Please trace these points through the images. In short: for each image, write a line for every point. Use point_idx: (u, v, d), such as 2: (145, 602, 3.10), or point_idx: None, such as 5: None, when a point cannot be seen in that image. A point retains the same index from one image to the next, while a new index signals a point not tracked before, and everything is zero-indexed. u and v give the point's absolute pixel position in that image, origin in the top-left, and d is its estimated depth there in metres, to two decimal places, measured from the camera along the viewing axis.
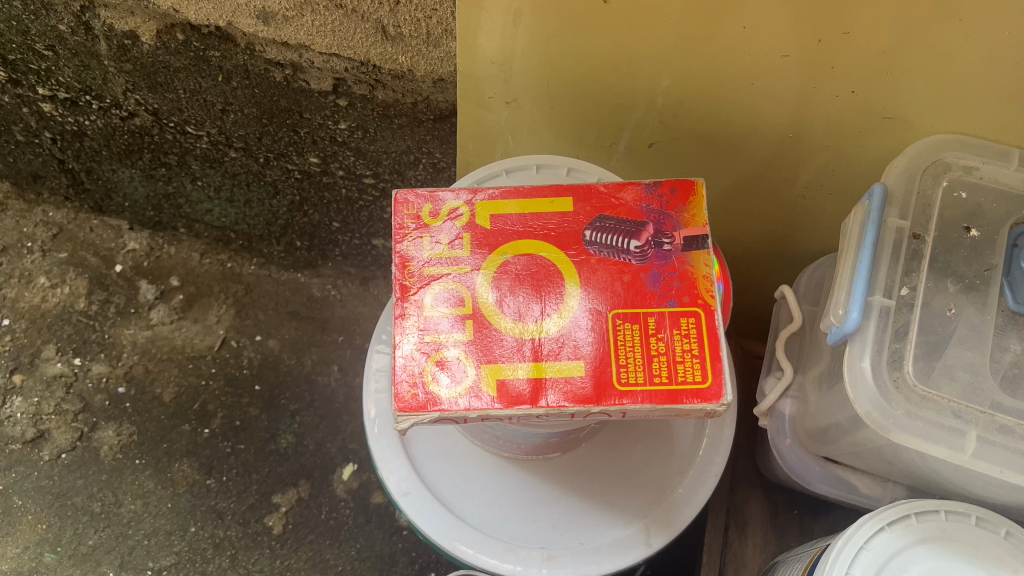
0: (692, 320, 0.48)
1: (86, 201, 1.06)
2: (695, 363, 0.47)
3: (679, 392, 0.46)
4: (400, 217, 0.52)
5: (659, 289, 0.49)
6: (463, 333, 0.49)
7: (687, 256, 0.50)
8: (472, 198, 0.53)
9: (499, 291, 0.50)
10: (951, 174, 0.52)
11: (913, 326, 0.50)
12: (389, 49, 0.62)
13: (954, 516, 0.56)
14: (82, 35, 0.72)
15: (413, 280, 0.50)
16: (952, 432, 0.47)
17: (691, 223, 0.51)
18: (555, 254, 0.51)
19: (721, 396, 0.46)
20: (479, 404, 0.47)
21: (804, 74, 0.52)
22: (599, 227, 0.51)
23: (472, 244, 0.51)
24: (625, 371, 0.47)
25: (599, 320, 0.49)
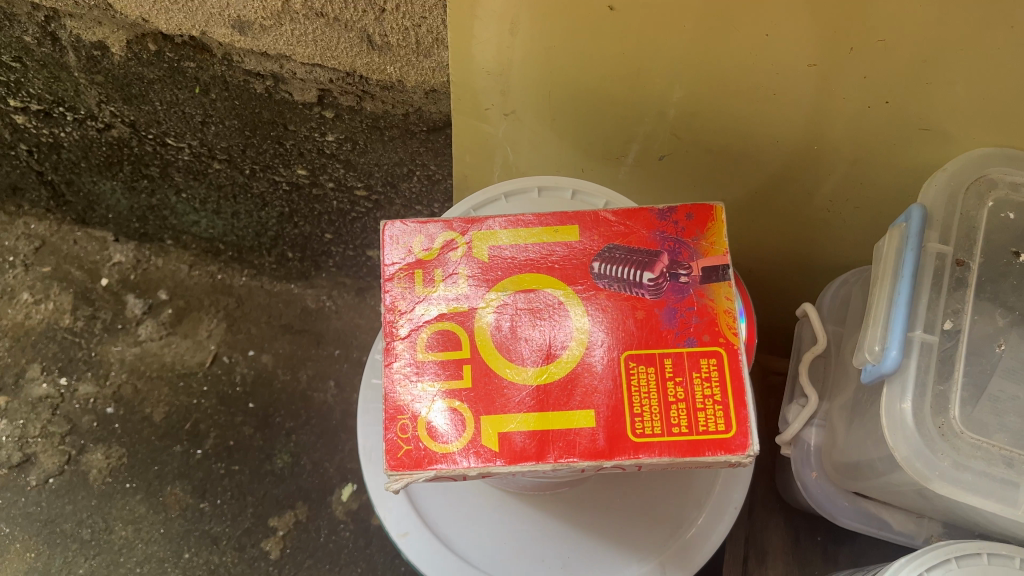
0: (713, 361, 0.44)
1: (68, 212, 1.01)
2: (718, 411, 0.42)
3: (701, 444, 0.42)
4: (389, 251, 0.47)
5: (676, 326, 0.44)
6: (460, 381, 0.44)
7: (706, 291, 0.45)
8: (468, 227, 0.48)
9: (500, 330, 0.45)
10: (997, 192, 0.47)
11: (958, 362, 0.45)
12: (376, 58, 0.57)
13: (997, 560, 0.51)
14: (49, 46, 0.67)
15: (404, 323, 0.46)
16: (1003, 483, 0.43)
17: (710, 251, 0.46)
18: (561, 288, 0.46)
19: (747, 447, 0.42)
20: (479, 460, 0.42)
21: (832, 83, 0.47)
22: (608, 258, 0.47)
23: (468, 280, 0.46)
24: (640, 420, 0.43)
25: (610, 364, 0.44)
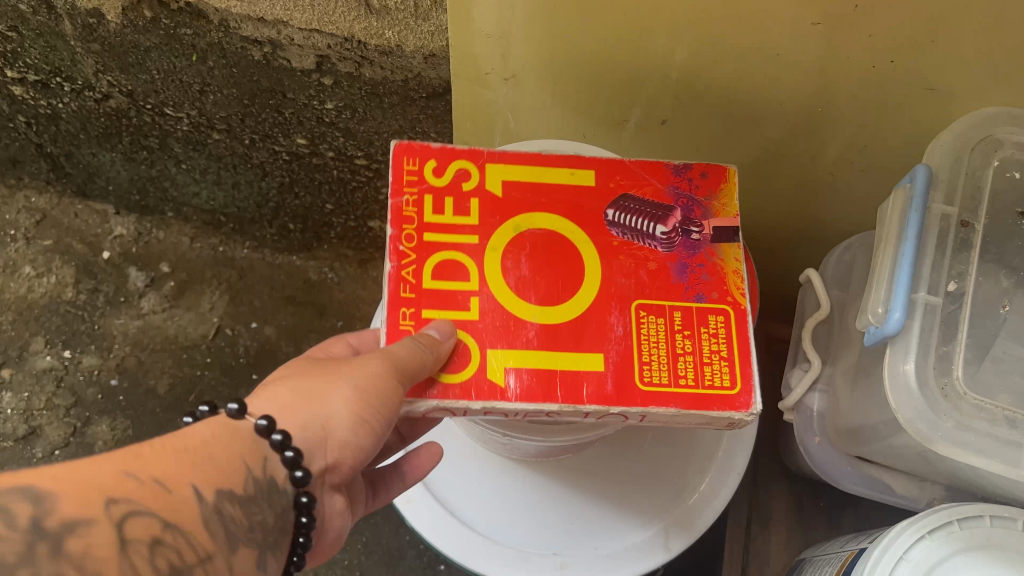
0: (721, 318, 0.44)
1: (69, 185, 1.01)
2: (725, 367, 0.42)
3: (709, 398, 0.42)
4: (400, 170, 0.46)
5: (687, 281, 0.44)
6: (466, 313, 0.43)
7: (717, 249, 0.45)
8: (483, 160, 0.47)
9: (513, 268, 0.44)
10: (1003, 152, 0.46)
11: (962, 323, 0.45)
12: (374, 23, 0.56)
13: (999, 522, 0.52)
14: (44, 14, 0.67)
15: (411, 246, 0.44)
16: (1006, 444, 0.43)
17: (721, 212, 0.46)
18: (574, 232, 0.45)
19: (751, 405, 0.42)
20: (482, 395, 0.41)
21: (836, 44, 0.47)
22: (623, 207, 0.46)
23: (479, 211, 0.45)
24: (648, 369, 0.42)
25: (620, 310, 0.44)
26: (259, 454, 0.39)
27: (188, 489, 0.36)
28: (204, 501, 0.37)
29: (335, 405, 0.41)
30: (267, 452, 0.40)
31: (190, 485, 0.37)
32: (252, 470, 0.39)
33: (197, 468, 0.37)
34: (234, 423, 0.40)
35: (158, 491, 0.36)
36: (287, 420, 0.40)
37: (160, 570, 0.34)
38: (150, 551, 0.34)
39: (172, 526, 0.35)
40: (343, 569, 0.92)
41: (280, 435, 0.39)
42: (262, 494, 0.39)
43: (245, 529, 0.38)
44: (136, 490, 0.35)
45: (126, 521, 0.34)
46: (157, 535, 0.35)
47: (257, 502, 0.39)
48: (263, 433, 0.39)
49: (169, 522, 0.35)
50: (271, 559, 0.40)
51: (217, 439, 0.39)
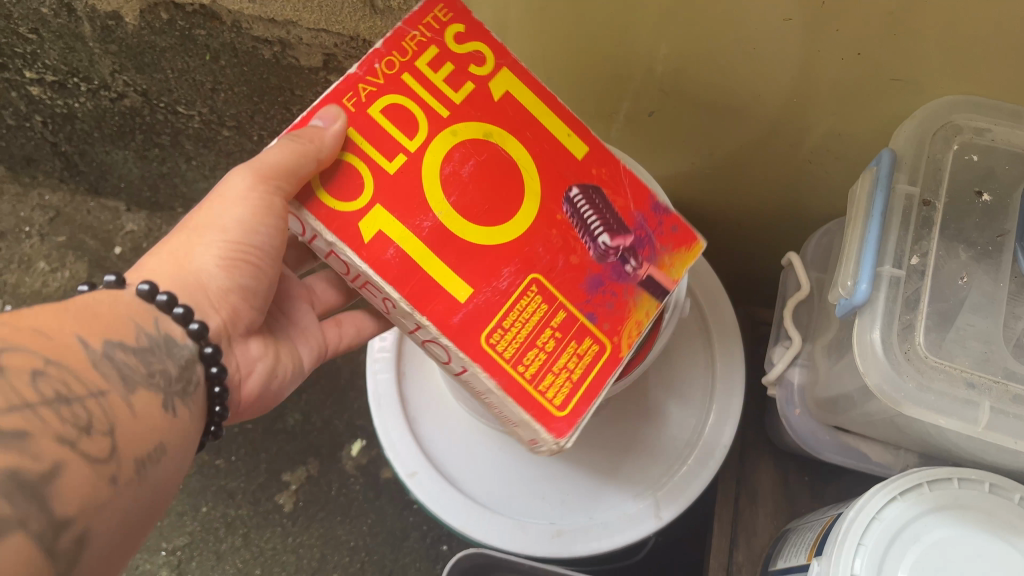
0: (593, 349, 0.46)
1: (82, 182, 1.04)
2: (566, 387, 0.45)
3: (536, 402, 0.44)
4: (431, 10, 0.46)
5: (594, 295, 0.46)
6: (385, 159, 0.44)
7: (638, 296, 0.47)
8: (504, 62, 0.47)
9: (451, 161, 0.45)
10: (962, 137, 0.50)
11: (924, 294, 0.48)
12: (378, 22, 0.60)
13: (966, 484, 0.55)
14: (64, 17, 0.70)
15: (385, 66, 0.45)
16: (964, 403, 0.46)
17: (666, 267, 0.48)
18: (528, 171, 0.46)
19: (561, 434, 0.44)
20: (342, 233, 0.43)
21: (808, 38, 0.50)
22: (589, 196, 0.47)
23: (461, 95, 0.46)
24: (504, 339, 0.44)
25: (522, 268, 0.45)
26: (149, 313, 0.43)
27: (70, 338, 0.36)
28: (89, 346, 0.37)
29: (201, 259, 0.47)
30: (156, 313, 0.43)
31: (73, 334, 0.37)
32: (145, 327, 0.42)
33: (78, 321, 0.38)
34: (114, 293, 0.43)
35: (39, 336, 0.35)
36: (166, 284, 0.46)
37: (48, 396, 0.32)
38: (35, 380, 0.33)
39: (56, 363, 0.34)
40: (349, 550, 0.95)
41: (166, 295, 0.44)
42: (164, 343, 0.42)
43: (142, 374, 0.39)
44: (11, 330, 0.34)
45: (3, 354, 0.32)
46: (40, 368, 0.33)
47: (153, 352, 0.41)
48: (146, 298, 0.43)
49: (53, 360, 0.34)
50: (179, 401, 0.41)
51: (100, 301, 0.41)
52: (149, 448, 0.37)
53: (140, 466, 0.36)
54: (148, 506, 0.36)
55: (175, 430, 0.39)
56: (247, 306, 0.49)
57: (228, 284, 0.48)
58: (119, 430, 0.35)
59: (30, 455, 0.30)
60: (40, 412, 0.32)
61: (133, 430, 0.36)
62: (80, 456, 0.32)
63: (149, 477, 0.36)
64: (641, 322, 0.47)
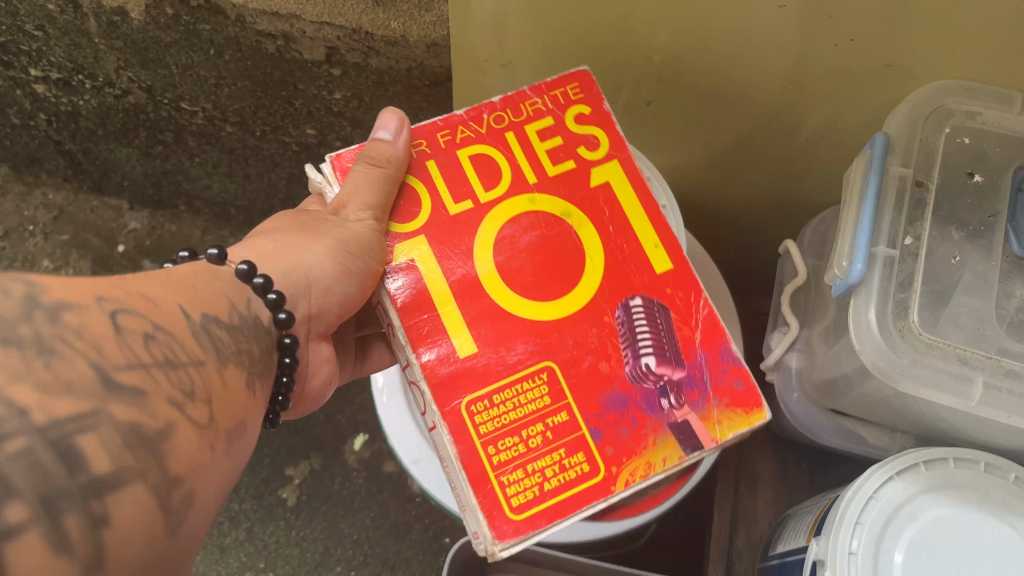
0: (581, 470, 0.44)
1: (85, 181, 1.05)
2: (530, 491, 0.43)
3: (491, 489, 0.43)
4: (563, 85, 0.52)
5: (610, 414, 0.45)
6: (452, 200, 0.49)
7: (660, 436, 0.45)
8: (616, 155, 0.51)
9: (517, 226, 0.49)
10: (953, 121, 0.51)
11: (918, 275, 0.50)
12: (380, 14, 0.61)
13: (962, 464, 0.54)
14: (71, 13, 0.72)
15: (489, 124, 0.51)
16: (957, 378, 0.48)
17: (705, 420, 0.45)
18: (593, 257, 0.48)
19: (503, 536, 0.42)
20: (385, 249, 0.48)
21: (803, 25, 0.51)
22: (649, 309, 0.47)
23: (549, 168, 0.50)
24: (487, 415, 0.44)
25: (541, 352, 0.46)
26: (243, 293, 0.43)
27: (174, 306, 0.37)
28: (191, 317, 0.37)
29: (312, 255, 0.48)
30: (249, 294, 0.43)
31: (175, 303, 0.37)
32: (239, 306, 0.42)
33: (181, 293, 0.38)
34: (213, 267, 0.43)
35: (147, 301, 0.35)
36: (271, 266, 0.47)
37: (159, 359, 0.33)
38: (146, 341, 0.33)
39: (162, 329, 0.35)
40: (352, 543, 0.96)
41: (263, 278, 0.44)
42: (254, 323, 0.42)
43: (231, 348, 0.39)
44: (124, 295, 0.34)
45: (117, 315, 0.33)
46: (150, 331, 0.34)
47: (241, 329, 0.41)
48: (243, 278, 0.43)
49: (159, 324, 0.35)
50: (258, 382, 0.41)
51: (199, 275, 0.41)
52: (234, 421, 0.37)
53: (229, 437, 0.36)
54: (232, 475, 0.37)
55: (252, 407, 0.39)
56: (336, 311, 0.49)
57: (327, 285, 0.48)
58: (215, 401, 0.36)
59: (146, 413, 0.31)
60: (153, 373, 0.32)
61: (225, 401, 0.37)
62: (187, 420, 0.33)
63: (235, 448, 0.37)
64: (646, 465, 0.44)
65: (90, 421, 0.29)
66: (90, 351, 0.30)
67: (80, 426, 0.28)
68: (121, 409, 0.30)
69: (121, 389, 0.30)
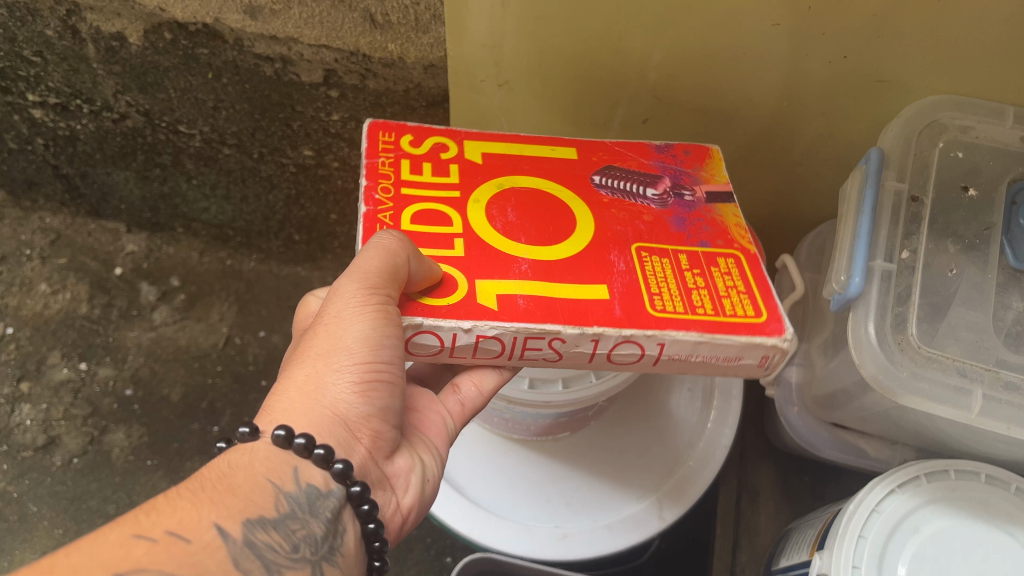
0: (732, 260, 0.48)
1: (82, 206, 1.04)
2: (745, 300, 0.46)
3: (737, 324, 0.45)
4: (377, 139, 0.53)
5: (687, 231, 0.50)
6: (453, 250, 0.46)
7: (715, 210, 0.52)
8: (461, 138, 0.54)
9: (504, 219, 0.49)
10: (947, 135, 0.52)
11: (915, 289, 0.50)
12: (378, 37, 0.63)
13: (963, 475, 0.54)
14: (70, 39, 0.73)
15: (377, 191, 0.49)
16: (957, 391, 0.48)
17: (711, 180, 0.54)
18: (571, 199, 0.51)
19: (782, 330, 0.45)
20: (472, 315, 0.43)
21: (796, 41, 0.52)
22: (608, 177, 0.53)
23: (457, 172, 0.51)
24: (665, 299, 0.45)
25: (622, 249, 0.48)
26: (286, 464, 0.40)
27: (210, 530, 0.35)
28: (230, 537, 0.36)
29: (331, 388, 0.42)
30: (294, 460, 0.40)
31: (210, 524, 0.35)
32: (283, 486, 0.39)
33: (216, 506, 0.36)
34: (248, 446, 0.40)
35: (176, 543, 0.34)
36: (301, 424, 0.41)
37: None
38: None
39: None
40: None
41: (302, 436, 0.40)
42: (307, 502, 0.39)
43: (286, 550, 0.37)
44: (147, 553, 0.33)
45: None
46: None
47: (294, 516, 0.38)
48: (283, 444, 0.40)
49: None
50: (330, 565, 0.39)
51: (233, 470, 0.39)
52: None
53: None
54: None
55: None
56: (389, 429, 0.44)
57: (367, 410, 0.42)
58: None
59: None
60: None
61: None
62: None
63: None
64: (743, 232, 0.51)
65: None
66: None
67: None
68: None
69: None
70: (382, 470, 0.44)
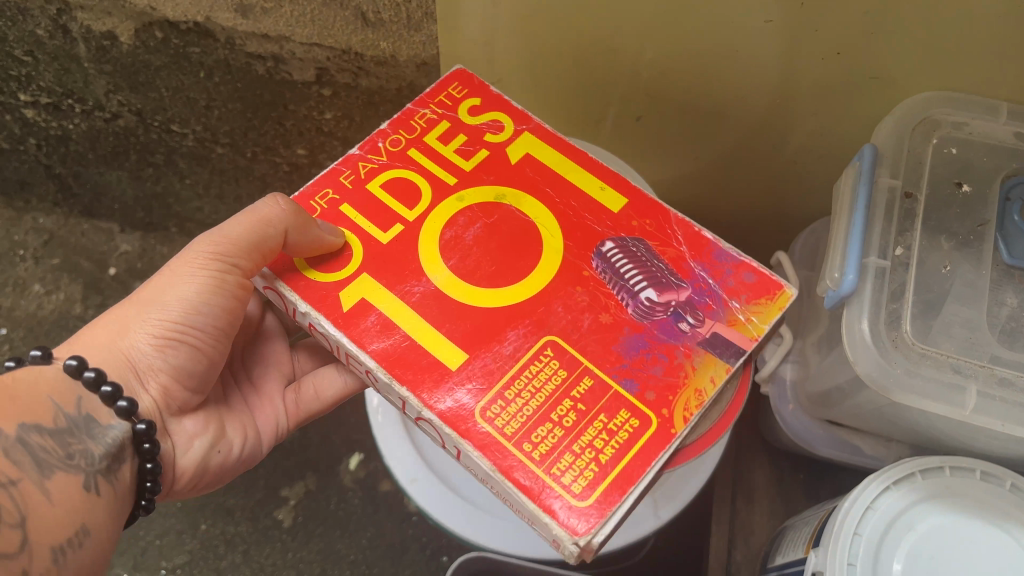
0: (637, 423, 0.40)
1: (75, 205, 1.03)
2: (590, 471, 0.39)
3: (547, 488, 0.39)
4: (445, 89, 0.51)
5: (632, 359, 0.42)
6: (380, 231, 0.46)
7: (697, 358, 0.42)
8: (524, 128, 0.50)
9: (455, 236, 0.46)
10: (940, 131, 0.52)
11: (909, 286, 0.50)
12: (369, 35, 0.61)
13: (958, 472, 0.54)
14: (60, 38, 0.72)
15: (381, 141, 0.50)
16: (950, 388, 0.48)
17: (737, 324, 0.44)
18: (548, 229, 0.46)
19: (581, 530, 0.38)
20: (312, 302, 0.44)
21: (790, 39, 0.52)
22: (623, 247, 0.46)
23: (476, 163, 0.49)
24: (506, 416, 0.41)
25: (533, 330, 0.43)
26: (73, 392, 0.44)
27: None
28: (2, 433, 0.40)
29: (135, 334, 0.47)
30: (81, 391, 0.45)
31: None
32: (64, 407, 0.43)
33: None
34: (38, 368, 0.44)
35: None
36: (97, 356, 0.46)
37: None
38: None
39: None
40: (349, 564, 0.91)
41: (93, 372, 0.44)
42: (84, 425, 0.44)
43: (59, 455, 0.42)
44: None
45: None
46: None
47: (72, 432, 0.43)
48: (72, 373, 0.45)
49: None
50: (103, 480, 0.43)
51: (20, 378, 0.43)
52: (65, 534, 0.40)
53: (56, 558, 0.40)
54: None
55: (98, 509, 0.43)
56: (183, 388, 0.49)
57: (160, 364, 0.47)
58: (30, 521, 0.39)
59: None
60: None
61: (48, 515, 0.40)
62: None
63: (69, 563, 0.40)
64: (689, 408, 0.41)
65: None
66: None
67: None
68: None
69: None
70: (166, 424, 0.49)
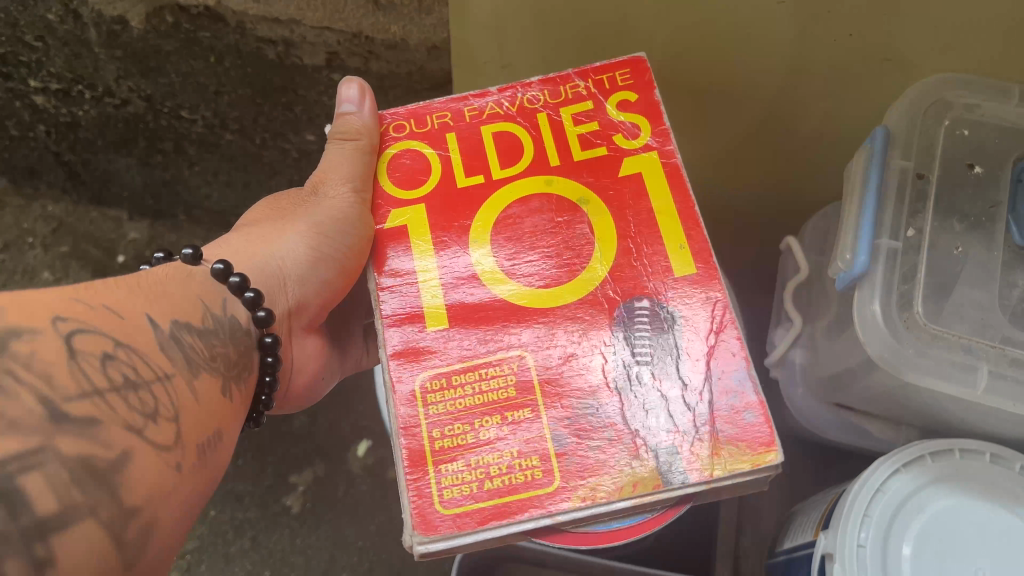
0: (537, 474, 0.41)
1: (84, 192, 1.03)
2: (467, 484, 0.41)
3: (426, 477, 0.41)
4: (614, 70, 0.49)
5: (585, 418, 0.42)
6: (464, 174, 0.48)
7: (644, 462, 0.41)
8: (655, 148, 0.47)
9: (514, 221, 0.47)
10: (952, 113, 0.51)
11: (921, 267, 0.50)
12: (381, 18, 0.63)
13: (968, 455, 0.53)
14: (71, 23, 0.72)
15: (522, 90, 0.50)
16: (963, 368, 0.48)
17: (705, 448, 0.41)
18: (599, 244, 0.46)
19: (429, 530, 0.40)
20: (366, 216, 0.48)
21: (802, 21, 0.52)
22: (654, 304, 0.44)
23: (581, 156, 0.48)
24: (441, 394, 0.43)
25: (511, 353, 0.44)
26: (219, 293, 0.47)
27: (141, 316, 0.41)
28: (159, 327, 0.41)
29: (290, 245, 0.52)
30: (225, 293, 0.47)
31: (145, 313, 0.41)
32: (212, 309, 0.45)
33: (150, 302, 0.42)
34: (187, 266, 0.47)
35: (112, 316, 0.39)
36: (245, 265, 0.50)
37: (115, 381, 0.37)
38: (103, 364, 0.37)
39: (124, 346, 0.38)
40: (358, 550, 0.91)
41: (239, 278, 0.47)
42: (229, 325, 0.46)
43: (203, 356, 0.43)
44: (85, 312, 0.38)
45: (73, 337, 0.36)
46: (108, 352, 0.37)
47: (216, 334, 0.45)
48: (219, 276, 0.47)
49: (122, 343, 0.38)
50: (232, 385, 0.45)
51: (174, 278, 0.45)
52: (206, 433, 0.41)
53: (199, 452, 0.40)
54: (206, 483, 0.41)
55: (229, 412, 0.44)
56: (316, 303, 0.53)
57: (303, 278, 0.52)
58: (183, 415, 0.40)
59: (100, 443, 0.35)
60: (107, 397, 0.36)
61: (194, 412, 0.40)
62: (146, 443, 0.37)
63: (207, 461, 0.41)
64: (587, 492, 0.41)
65: (33, 459, 0.32)
66: (38, 380, 0.34)
67: (25, 465, 0.32)
68: (68, 442, 0.34)
69: (70, 421, 0.34)
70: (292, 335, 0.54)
